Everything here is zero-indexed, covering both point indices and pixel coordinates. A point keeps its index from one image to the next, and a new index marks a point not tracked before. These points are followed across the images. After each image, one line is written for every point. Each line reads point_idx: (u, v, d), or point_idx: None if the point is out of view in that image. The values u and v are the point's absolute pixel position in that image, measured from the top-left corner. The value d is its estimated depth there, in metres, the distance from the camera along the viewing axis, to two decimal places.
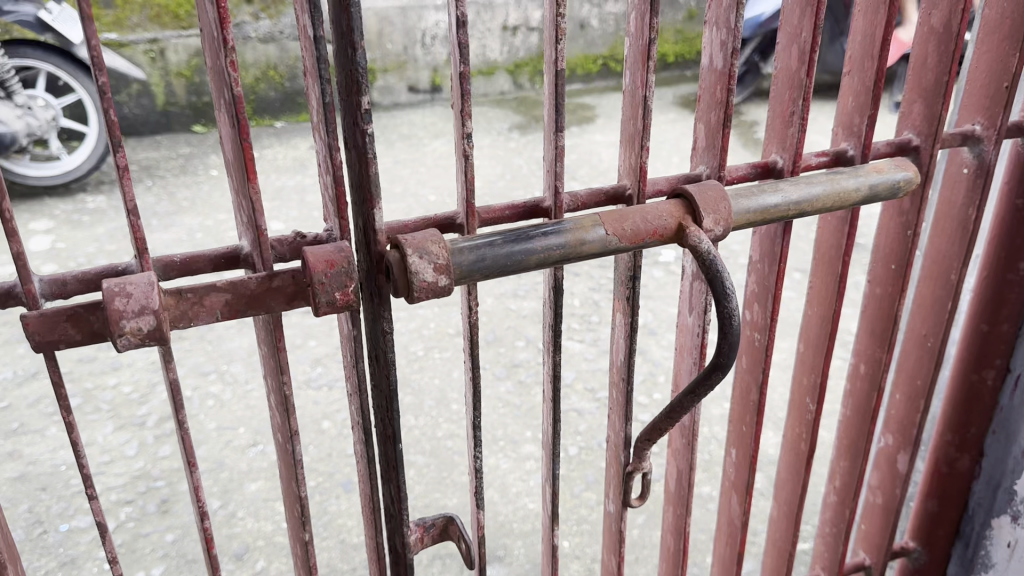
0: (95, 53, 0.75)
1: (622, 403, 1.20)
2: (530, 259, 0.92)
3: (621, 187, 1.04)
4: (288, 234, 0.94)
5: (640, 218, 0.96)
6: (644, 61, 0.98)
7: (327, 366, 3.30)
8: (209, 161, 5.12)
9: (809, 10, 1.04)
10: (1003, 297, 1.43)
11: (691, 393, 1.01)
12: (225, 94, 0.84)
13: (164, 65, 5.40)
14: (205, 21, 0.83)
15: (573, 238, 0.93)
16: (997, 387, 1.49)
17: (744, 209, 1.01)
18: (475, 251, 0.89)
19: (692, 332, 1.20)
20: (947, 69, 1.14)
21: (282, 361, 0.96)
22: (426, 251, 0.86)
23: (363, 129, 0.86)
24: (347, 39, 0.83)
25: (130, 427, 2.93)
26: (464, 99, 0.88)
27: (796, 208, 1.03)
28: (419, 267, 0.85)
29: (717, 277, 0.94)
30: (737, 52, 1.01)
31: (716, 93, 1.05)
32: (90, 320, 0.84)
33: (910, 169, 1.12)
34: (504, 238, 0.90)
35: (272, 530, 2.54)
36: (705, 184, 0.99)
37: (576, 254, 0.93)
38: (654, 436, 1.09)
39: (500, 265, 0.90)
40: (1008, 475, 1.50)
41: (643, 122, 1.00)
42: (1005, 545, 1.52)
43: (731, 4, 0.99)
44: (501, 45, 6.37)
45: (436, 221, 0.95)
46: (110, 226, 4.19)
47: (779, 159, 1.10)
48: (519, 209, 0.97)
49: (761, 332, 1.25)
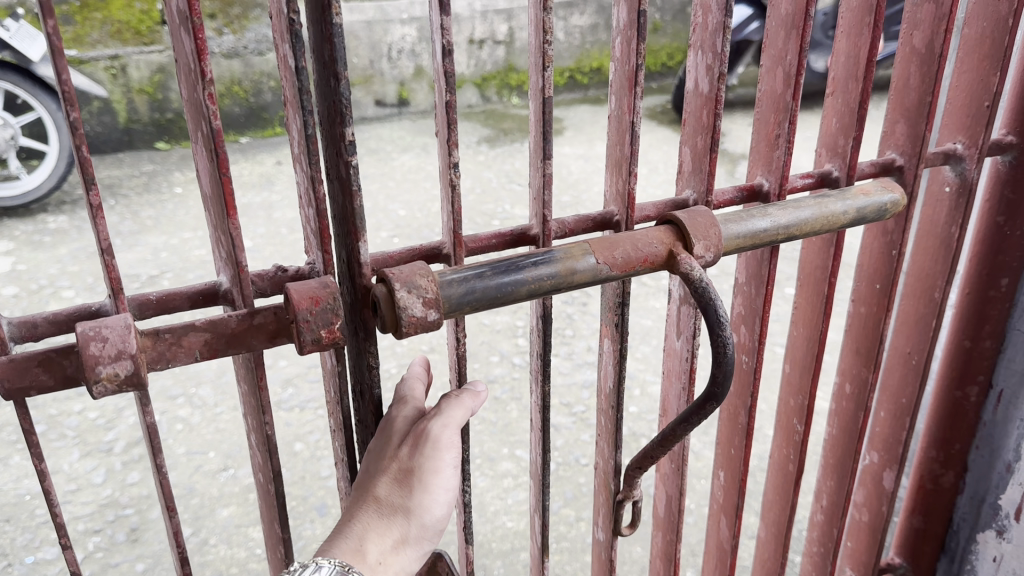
0: (66, 88, 0.72)
1: (610, 430, 1.17)
2: (519, 292, 0.89)
3: (608, 213, 1.02)
4: (269, 268, 0.91)
5: (630, 246, 0.94)
6: (631, 85, 0.96)
7: (298, 387, 3.24)
8: (173, 179, 5.03)
9: (795, 33, 1.03)
10: (986, 313, 1.42)
11: (685, 420, 0.99)
12: (203, 127, 0.82)
13: (125, 82, 5.31)
14: (180, 50, 0.81)
15: (563, 267, 0.90)
16: (980, 404, 1.50)
17: (734, 233, 0.99)
18: (464, 283, 0.87)
19: (680, 357, 1.18)
20: (930, 90, 1.14)
21: (264, 400, 0.93)
22: (415, 285, 0.83)
23: (349, 162, 0.83)
24: (331, 64, 0.80)
25: (97, 453, 2.86)
26: (450, 129, 0.86)
27: (785, 232, 1.02)
28: (408, 302, 0.82)
29: (710, 305, 0.93)
30: (724, 76, 0.99)
31: (702, 117, 1.04)
32: (63, 365, 0.80)
33: (896, 190, 1.11)
34: (492, 269, 0.88)
35: (245, 557, 2.51)
36: (695, 211, 0.97)
37: (567, 284, 0.91)
38: (645, 464, 1.07)
39: (489, 297, 0.88)
40: (993, 490, 1.51)
41: (632, 148, 0.98)
42: (991, 559, 1.54)
43: (718, 26, 0.98)
44: (468, 58, 6.34)
45: (421, 252, 0.92)
46: (72, 247, 4.10)
47: (765, 182, 1.09)
48: (507, 237, 0.95)
49: (749, 355, 1.24)
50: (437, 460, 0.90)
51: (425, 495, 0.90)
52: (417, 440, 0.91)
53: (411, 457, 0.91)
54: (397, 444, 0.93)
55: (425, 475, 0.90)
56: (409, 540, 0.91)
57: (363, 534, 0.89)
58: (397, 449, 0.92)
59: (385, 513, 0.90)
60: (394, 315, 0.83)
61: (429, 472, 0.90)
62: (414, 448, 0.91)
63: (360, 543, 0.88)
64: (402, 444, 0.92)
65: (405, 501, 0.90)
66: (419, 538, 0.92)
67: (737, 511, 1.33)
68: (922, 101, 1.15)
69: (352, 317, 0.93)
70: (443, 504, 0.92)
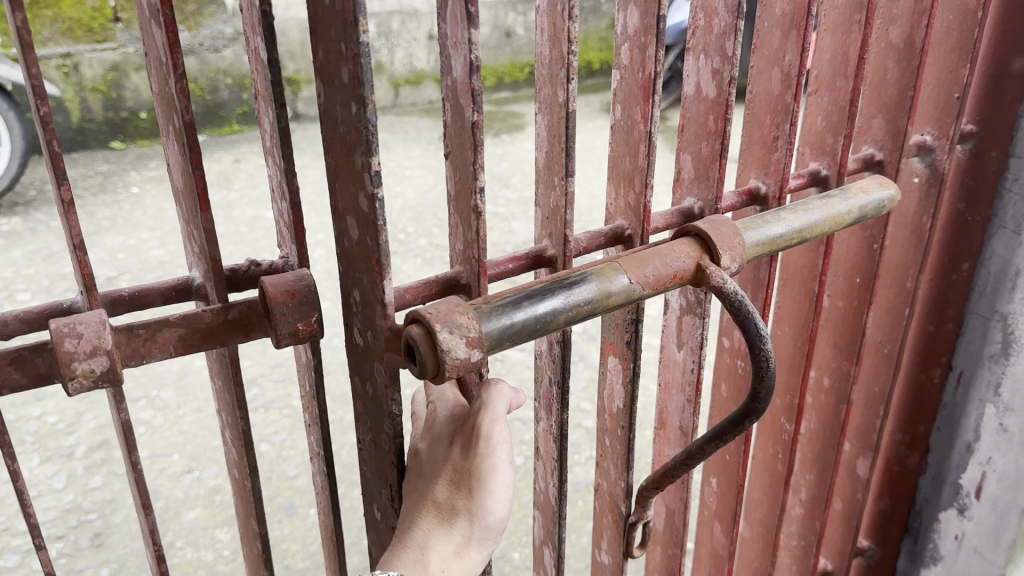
0: (36, 83, 0.71)
1: (620, 450, 1.18)
2: (557, 320, 0.81)
3: (620, 227, 1.03)
4: (242, 262, 0.91)
5: (659, 263, 0.89)
6: (648, 96, 0.96)
7: (262, 387, 3.21)
8: (129, 178, 4.95)
9: (794, 33, 1.05)
10: (948, 297, 1.48)
11: (717, 436, 0.94)
12: (174, 120, 0.81)
13: (78, 80, 5.23)
14: (150, 43, 0.80)
15: (599, 290, 0.83)
16: (941, 385, 1.56)
17: (754, 241, 0.97)
18: (503, 316, 0.78)
19: (684, 369, 1.20)
20: (911, 86, 1.19)
21: (241, 395, 0.93)
22: (455, 323, 0.75)
23: (372, 195, 0.74)
24: (356, 86, 0.71)
25: (57, 458, 2.81)
26: (477, 153, 0.80)
27: (798, 236, 1.02)
28: (451, 343, 0.74)
29: (747, 320, 0.89)
30: (732, 82, 1.00)
31: (707, 122, 1.05)
32: (35, 363, 0.79)
33: (891, 186, 1.14)
34: (527, 297, 0.80)
35: (213, 559, 2.49)
36: (716, 220, 0.95)
37: (603, 307, 0.84)
38: (663, 483, 1.03)
39: (529, 330, 0.80)
40: (953, 471, 1.58)
41: (649, 159, 0.98)
42: (952, 537, 1.62)
43: (726, 31, 0.99)
44: (427, 54, 6.37)
45: (438, 283, 0.88)
46: (27, 250, 4.02)
47: (762, 185, 1.12)
48: (522, 261, 0.95)
49: (743, 359, 1.32)
50: (491, 460, 0.88)
51: (483, 497, 0.90)
52: (468, 441, 0.89)
53: (463, 460, 0.89)
54: (449, 447, 0.92)
55: (482, 477, 0.89)
56: (470, 540, 0.91)
57: (425, 542, 0.88)
58: (449, 452, 0.91)
59: (446, 518, 0.89)
60: (435, 360, 0.75)
61: (485, 474, 0.89)
62: (465, 450, 0.89)
63: (423, 551, 0.87)
64: (454, 447, 0.90)
65: (464, 504, 0.90)
66: (482, 539, 0.92)
67: (734, 518, 1.36)
68: (903, 96, 1.20)
69: (365, 361, 0.88)
70: (502, 501, 0.91)
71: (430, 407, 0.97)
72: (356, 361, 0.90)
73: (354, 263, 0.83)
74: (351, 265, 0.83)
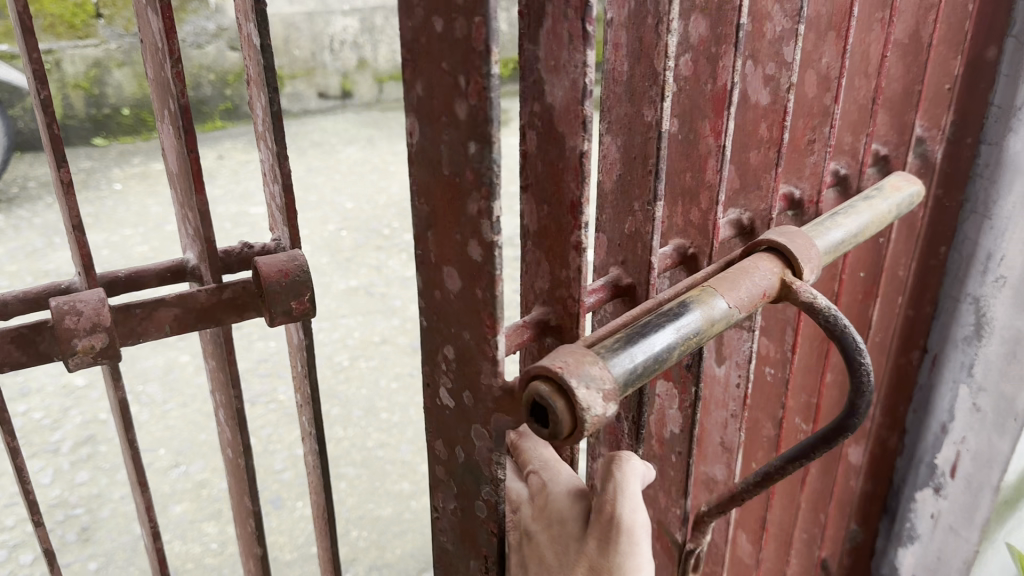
0: (37, 68, 0.73)
1: (677, 477, 1.02)
2: (673, 357, 0.68)
3: (681, 245, 0.93)
4: (235, 245, 0.94)
5: (748, 280, 0.79)
6: (722, 107, 0.86)
7: (248, 382, 3.22)
8: (112, 175, 4.94)
9: (832, 34, 1.03)
10: (927, 282, 1.52)
11: (801, 455, 0.85)
12: (170, 105, 0.83)
13: (60, 77, 5.18)
14: (145, 28, 0.82)
15: (705, 316, 0.72)
16: (915, 366, 1.62)
17: (825, 247, 0.92)
18: (626, 357, 0.64)
19: (727, 385, 1.08)
20: (918, 80, 1.24)
21: (235, 374, 0.95)
22: (590, 374, 0.60)
23: (489, 240, 0.64)
24: (477, 124, 0.61)
25: (43, 454, 2.81)
26: (585, 183, 0.67)
27: (854, 240, 0.98)
28: (592, 399, 0.60)
29: (843, 334, 0.79)
30: (789, 88, 0.94)
31: (759, 130, 0.98)
32: (35, 340, 0.81)
33: (917, 182, 1.15)
34: (636, 331, 0.67)
35: (200, 552, 2.50)
36: (785, 232, 0.86)
37: (711, 336, 0.72)
38: (729, 506, 0.93)
39: (653, 369, 0.66)
40: (929, 451, 1.65)
41: (719, 174, 0.87)
42: (928, 516, 1.69)
43: (778, 36, 0.93)
44: None
45: (527, 327, 0.75)
46: (9, 247, 4.01)
47: (797, 190, 1.11)
48: (602, 294, 0.83)
49: (776, 366, 1.27)
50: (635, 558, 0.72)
51: None
52: (602, 537, 0.74)
53: (600, 557, 0.74)
54: (581, 539, 0.77)
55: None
56: None
57: None
58: (580, 547, 0.76)
59: None
60: (574, 421, 0.60)
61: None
62: (601, 548, 0.74)
63: None
64: (586, 542, 0.75)
65: None
66: None
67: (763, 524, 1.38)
68: (910, 90, 1.25)
69: (456, 426, 0.77)
70: None
71: (541, 487, 0.79)
72: (442, 425, 0.78)
73: (446, 319, 0.72)
74: (441, 318, 0.73)
